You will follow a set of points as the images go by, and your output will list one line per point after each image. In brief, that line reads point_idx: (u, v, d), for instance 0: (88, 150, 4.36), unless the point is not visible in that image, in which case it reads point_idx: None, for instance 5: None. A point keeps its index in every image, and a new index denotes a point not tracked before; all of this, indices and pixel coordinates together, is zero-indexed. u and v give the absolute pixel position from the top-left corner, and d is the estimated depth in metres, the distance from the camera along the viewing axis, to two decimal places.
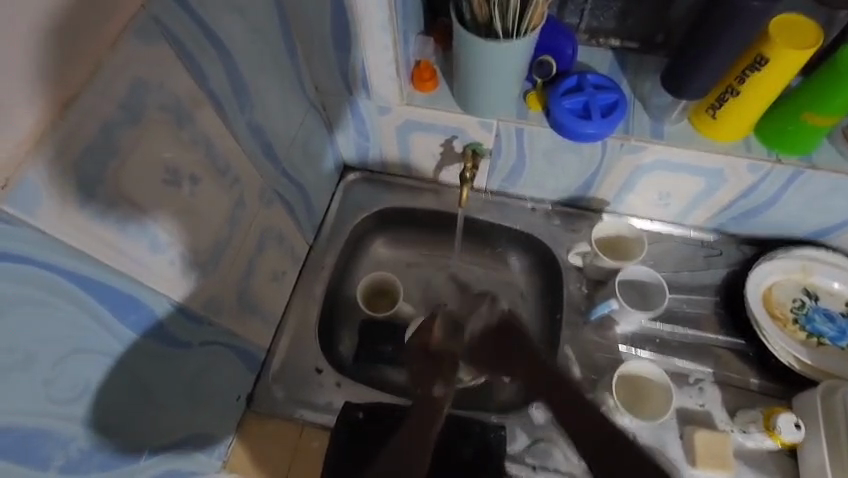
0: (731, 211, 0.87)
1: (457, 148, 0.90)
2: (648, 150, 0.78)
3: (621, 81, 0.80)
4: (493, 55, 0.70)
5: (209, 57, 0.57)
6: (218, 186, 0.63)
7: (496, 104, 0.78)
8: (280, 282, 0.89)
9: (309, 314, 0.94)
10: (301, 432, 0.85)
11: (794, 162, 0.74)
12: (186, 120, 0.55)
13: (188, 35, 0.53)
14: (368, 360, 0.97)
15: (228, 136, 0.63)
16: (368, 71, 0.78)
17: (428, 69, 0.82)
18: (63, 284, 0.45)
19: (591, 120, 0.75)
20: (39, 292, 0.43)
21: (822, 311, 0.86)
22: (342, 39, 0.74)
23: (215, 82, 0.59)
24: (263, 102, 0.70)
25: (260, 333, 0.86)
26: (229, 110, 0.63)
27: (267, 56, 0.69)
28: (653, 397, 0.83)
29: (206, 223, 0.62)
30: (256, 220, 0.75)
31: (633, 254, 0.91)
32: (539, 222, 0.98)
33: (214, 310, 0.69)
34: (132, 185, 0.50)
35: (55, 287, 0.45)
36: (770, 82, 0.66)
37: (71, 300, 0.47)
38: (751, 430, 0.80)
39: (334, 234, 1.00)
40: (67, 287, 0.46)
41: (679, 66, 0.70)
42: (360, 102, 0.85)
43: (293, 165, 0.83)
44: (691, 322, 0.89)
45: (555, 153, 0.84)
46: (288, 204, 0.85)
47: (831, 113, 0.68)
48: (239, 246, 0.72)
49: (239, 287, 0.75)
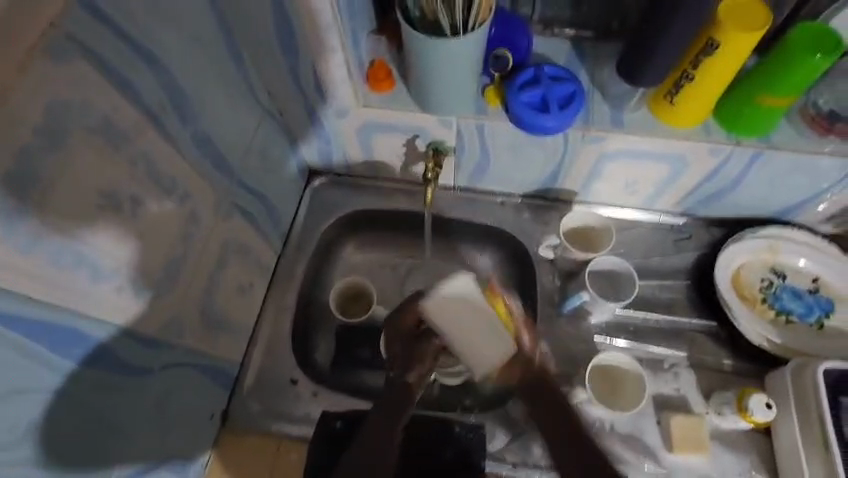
0: (697, 195, 0.87)
1: (420, 147, 0.88)
2: (609, 139, 0.77)
3: (579, 71, 0.79)
4: (443, 53, 0.68)
5: (141, 74, 0.54)
6: (166, 205, 0.61)
7: (454, 101, 0.77)
8: (247, 295, 0.87)
9: (281, 324, 0.92)
10: (278, 445, 0.83)
11: (753, 144, 0.74)
12: (121, 140, 0.53)
13: (114, 53, 0.50)
14: (346, 366, 0.95)
15: (172, 152, 0.61)
16: (319, 75, 0.76)
17: (382, 69, 0.80)
18: None
19: (549, 113, 0.74)
20: None
21: (790, 289, 0.86)
22: (290, 43, 0.72)
23: (152, 98, 0.56)
24: (210, 114, 0.67)
25: (230, 348, 0.84)
26: (172, 126, 0.60)
27: (210, 66, 0.66)
28: (624, 385, 0.83)
29: (155, 245, 0.60)
30: (214, 236, 0.73)
31: (602, 243, 0.90)
32: (509, 216, 0.97)
33: (173, 332, 0.67)
34: (64, 214, 0.47)
35: None
36: (722, 66, 0.66)
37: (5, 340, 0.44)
38: (725, 412, 0.80)
39: (302, 241, 0.98)
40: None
41: (634, 54, 0.69)
42: (316, 105, 0.83)
43: (251, 175, 0.81)
44: (664, 308, 0.89)
45: (518, 147, 0.83)
46: (249, 216, 0.83)
47: (785, 94, 0.68)
48: (196, 264, 0.70)
49: (201, 306, 0.73)
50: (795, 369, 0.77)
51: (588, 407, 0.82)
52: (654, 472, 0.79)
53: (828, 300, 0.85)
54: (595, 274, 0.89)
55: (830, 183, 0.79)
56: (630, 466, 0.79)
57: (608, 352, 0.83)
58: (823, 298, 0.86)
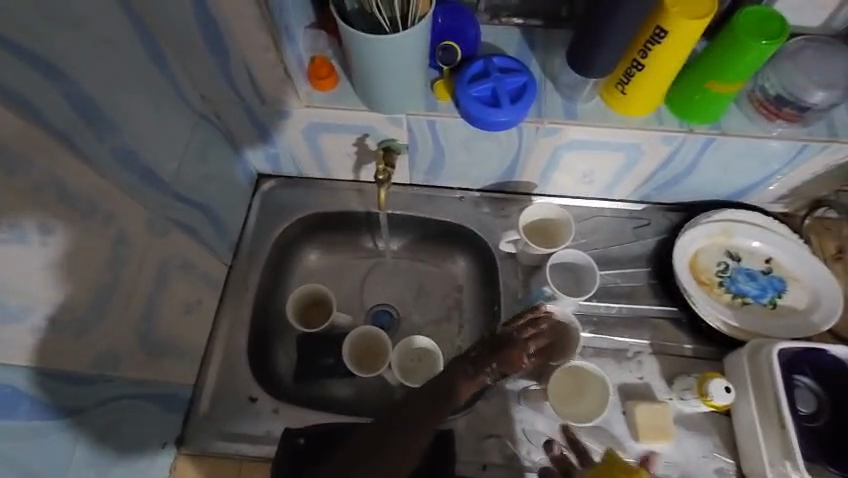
0: (654, 182, 0.87)
1: (371, 146, 0.84)
2: (563, 132, 0.75)
3: (530, 61, 0.76)
4: (385, 49, 0.64)
5: (39, 88, 0.47)
6: (86, 231, 0.55)
7: (402, 99, 0.73)
8: (195, 312, 0.82)
9: (236, 339, 0.88)
10: (239, 470, 0.80)
11: (705, 131, 0.73)
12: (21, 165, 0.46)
13: (3, 66, 0.43)
14: (307, 377, 0.92)
15: (88, 172, 0.55)
16: (255, 75, 0.70)
17: (324, 66, 0.74)
18: None
19: (501, 107, 0.71)
20: None
21: (744, 271, 0.87)
22: (216, 42, 0.66)
23: (55, 113, 0.50)
24: (130, 125, 0.61)
25: (180, 371, 0.79)
26: (85, 143, 0.54)
27: (126, 72, 0.59)
28: (590, 388, 0.82)
29: (75, 275, 0.54)
30: (150, 255, 0.67)
31: (561, 235, 0.89)
32: (468, 211, 0.94)
33: (106, 365, 0.61)
34: None
35: None
36: (672, 54, 0.64)
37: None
38: (687, 397, 0.81)
39: (254, 249, 0.93)
40: None
41: (582, 44, 0.67)
42: (256, 107, 0.77)
43: (188, 186, 0.75)
44: (625, 296, 0.90)
45: (472, 142, 0.80)
46: (190, 229, 0.77)
47: (733, 80, 0.67)
48: (130, 289, 0.64)
49: (141, 332, 0.67)
50: (751, 352, 0.78)
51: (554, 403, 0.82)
52: None
53: (781, 280, 0.86)
54: (556, 266, 0.89)
55: (780, 164, 0.79)
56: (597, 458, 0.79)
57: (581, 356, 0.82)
58: (776, 278, 0.87)
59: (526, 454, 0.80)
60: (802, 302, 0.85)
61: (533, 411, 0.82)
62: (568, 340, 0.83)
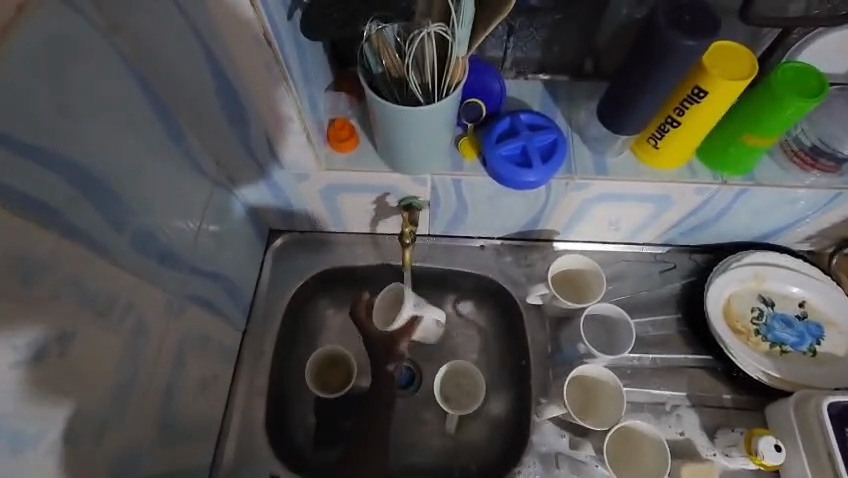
0: (680, 228, 0.85)
1: (392, 203, 0.81)
2: (593, 186, 0.73)
3: (555, 115, 0.74)
4: (415, 117, 0.61)
5: (51, 183, 0.43)
6: (103, 330, 0.51)
7: (428, 160, 0.70)
8: (212, 388, 0.77)
9: (254, 411, 0.83)
10: None
11: (739, 182, 0.72)
12: (37, 273, 0.42)
13: (13, 171, 0.39)
14: (329, 442, 0.87)
15: (105, 266, 0.51)
16: (275, 142, 0.67)
17: (344, 127, 0.72)
18: None
19: (532, 167, 0.68)
20: None
21: (780, 318, 0.85)
22: (236, 113, 0.63)
23: (73, 212, 0.46)
24: (148, 207, 0.57)
25: (197, 455, 0.73)
26: (102, 236, 0.50)
27: (144, 151, 0.56)
28: (643, 451, 0.77)
29: (91, 380, 0.50)
30: (166, 338, 0.63)
31: (593, 291, 0.85)
32: (491, 262, 0.91)
33: (126, 469, 0.56)
34: None
35: None
36: (709, 113, 0.62)
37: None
38: (733, 454, 0.78)
39: (269, 311, 0.89)
40: None
41: (616, 102, 0.65)
42: (272, 171, 0.74)
43: (205, 257, 0.71)
44: (658, 345, 0.87)
45: (497, 197, 0.78)
46: (206, 301, 0.73)
47: (770, 134, 0.65)
48: (146, 380, 0.59)
49: (156, 424, 0.62)
50: (798, 401, 0.76)
51: (597, 465, 0.79)
52: None
53: (817, 325, 0.84)
54: (588, 316, 0.86)
55: (812, 210, 0.78)
56: None
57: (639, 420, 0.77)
58: (812, 323, 0.84)
59: None
60: (841, 348, 0.83)
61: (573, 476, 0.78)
62: (605, 400, 0.79)
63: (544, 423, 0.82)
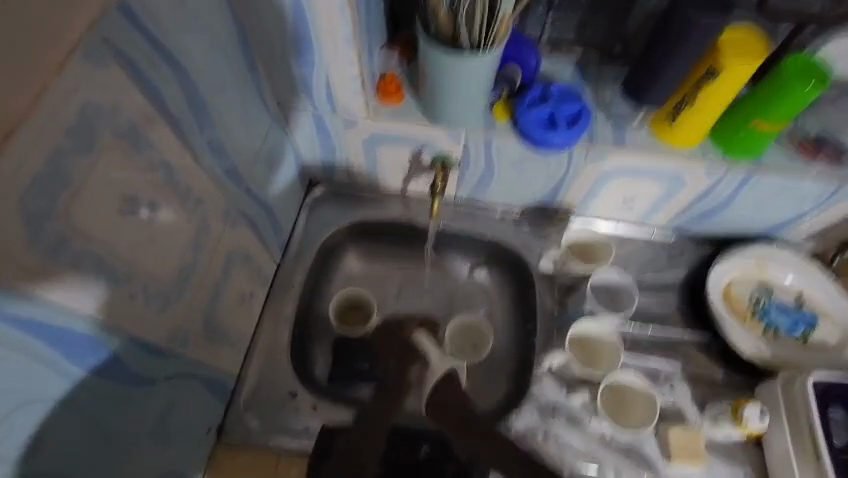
0: (690, 213, 0.90)
1: (426, 160, 0.89)
2: (612, 158, 0.80)
3: (583, 90, 0.82)
4: (459, 69, 0.70)
5: (161, 73, 0.53)
6: (178, 210, 0.60)
7: (464, 116, 0.79)
8: (247, 305, 0.85)
9: (280, 335, 0.90)
10: (277, 461, 0.80)
11: (746, 167, 0.78)
12: (142, 143, 0.52)
13: (140, 54, 0.49)
14: (341, 378, 0.91)
15: (187, 158, 0.60)
16: (332, 85, 0.76)
17: (393, 82, 0.81)
18: (20, 335, 0.42)
19: (557, 130, 0.76)
20: None
21: (776, 304, 0.90)
22: (304, 52, 0.72)
23: (172, 101, 0.55)
24: (222, 120, 0.67)
25: (230, 360, 0.81)
26: (189, 130, 0.60)
27: (225, 70, 0.65)
28: (634, 404, 0.84)
29: (167, 251, 0.58)
30: (221, 243, 0.71)
31: (600, 258, 0.94)
32: (509, 229, 0.98)
33: (180, 342, 0.64)
34: (85, 218, 0.46)
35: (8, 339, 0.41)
36: (721, 93, 0.70)
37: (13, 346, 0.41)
38: (720, 422, 0.82)
39: (302, 251, 0.97)
40: (22, 338, 0.42)
41: (639, 78, 0.73)
42: (324, 115, 0.83)
43: (257, 183, 0.80)
44: (658, 321, 0.92)
45: (522, 162, 0.85)
46: (253, 223, 0.81)
47: (778, 119, 0.72)
48: (203, 270, 0.68)
49: (205, 315, 0.70)
50: (786, 380, 0.80)
51: (590, 419, 0.84)
52: None
53: (812, 315, 0.89)
54: (595, 287, 0.92)
55: (813, 204, 0.83)
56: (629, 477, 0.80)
57: (624, 371, 0.85)
58: (807, 313, 0.89)
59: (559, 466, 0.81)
60: (833, 338, 0.88)
61: (568, 426, 0.84)
62: (603, 354, 0.88)
63: (544, 377, 0.87)
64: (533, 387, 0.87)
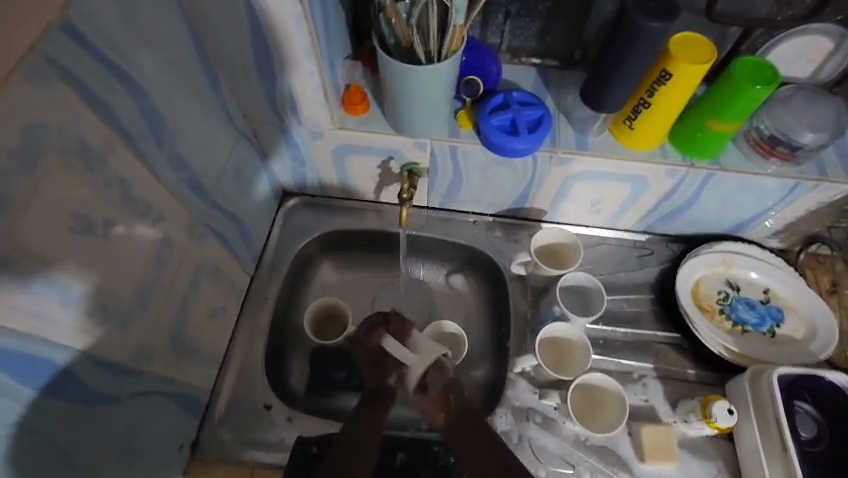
0: (657, 213, 0.92)
1: (395, 168, 0.90)
2: (576, 161, 0.81)
3: (545, 96, 0.83)
4: (418, 78, 0.71)
5: (112, 89, 0.53)
6: (137, 226, 0.60)
7: (429, 124, 0.79)
8: (219, 318, 0.85)
9: (254, 347, 0.90)
10: (252, 474, 0.80)
11: (705, 166, 0.80)
12: (95, 162, 0.52)
13: (88, 71, 0.49)
14: (323, 390, 0.94)
15: (144, 173, 0.60)
16: (296, 97, 0.77)
17: (357, 93, 0.81)
18: None
19: (519, 136, 0.77)
20: None
21: (743, 300, 0.92)
22: (265, 66, 0.72)
23: (126, 117, 0.56)
24: (182, 135, 0.67)
25: (202, 374, 0.81)
26: (146, 146, 0.60)
27: (183, 85, 0.66)
28: (605, 403, 0.84)
29: (125, 266, 0.58)
30: (186, 258, 0.71)
31: (569, 262, 0.93)
32: (481, 234, 0.99)
33: (143, 358, 0.64)
34: (35, 238, 0.46)
35: None
36: (675, 95, 0.71)
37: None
38: (691, 419, 0.83)
39: (276, 262, 0.97)
40: None
41: (595, 82, 0.74)
42: (291, 127, 0.84)
43: (225, 196, 0.80)
44: (631, 321, 0.93)
45: (489, 168, 0.86)
46: (222, 236, 0.82)
47: (731, 120, 0.73)
48: (167, 285, 0.68)
49: (171, 329, 0.70)
50: (753, 376, 0.81)
51: (564, 421, 0.84)
52: None
53: (778, 309, 0.91)
54: (564, 289, 0.92)
55: (774, 201, 0.85)
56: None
57: (593, 372, 0.84)
58: (774, 307, 0.91)
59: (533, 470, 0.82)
60: (800, 332, 0.89)
61: (543, 430, 0.84)
62: (575, 357, 0.87)
63: (519, 380, 0.88)
64: (507, 390, 0.87)
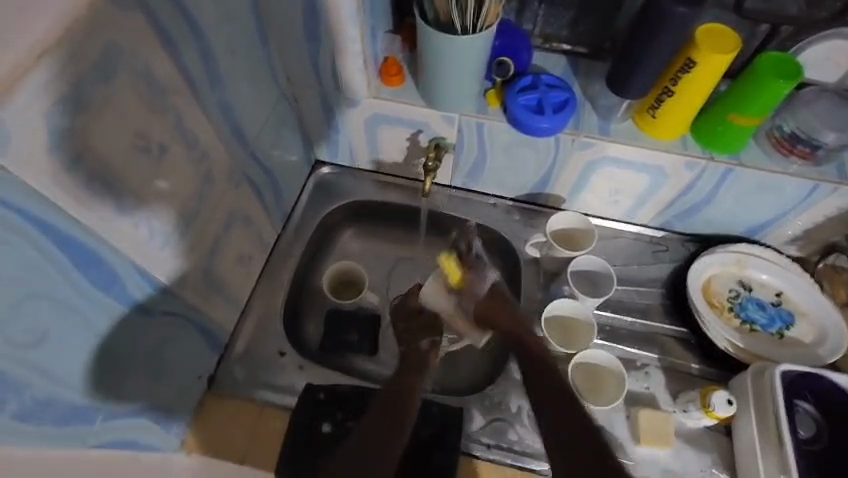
0: (675, 208, 0.94)
1: (423, 142, 0.94)
2: (596, 146, 0.84)
3: (572, 82, 0.87)
4: (452, 50, 0.75)
5: (179, 27, 0.59)
6: (185, 157, 0.66)
7: (460, 99, 0.84)
8: (245, 266, 0.91)
9: (274, 299, 0.95)
10: (260, 412, 0.84)
11: (725, 160, 0.81)
12: (158, 89, 0.58)
13: (162, 5, 0.56)
14: (335, 349, 0.97)
15: (197, 109, 0.66)
16: (337, 63, 0.82)
17: (394, 65, 0.86)
18: (41, 238, 0.48)
19: (543, 115, 0.81)
20: (18, 239, 0.45)
21: (755, 301, 0.92)
22: (314, 30, 0.78)
23: (187, 55, 0.62)
24: (233, 84, 0.73)
25: (225, 314, 0.87)
26: (201, 87, 0.66)
27: (237, 36, 0.72)
28: (606, 383, 0.85)
29: (172, 191, 0.64)
30: (223, 199, 0.77)
31: (582, 245, 0.96)
32: (500, 216, 1.02)
33: (177, 282, 0.70)
34: (104, 147, 0.52)
35: (31, 238, 0.47)
36: (698, 85, 0.74)
37: (28, 240, 0.46)
38: (690, 409, 0.84)
39: (302, 224, 1.03)
40: (43, 241, 0.48)
41: (621, 69, 0.77)
42: (329, 93, 0.89)
43: (263, 150, 0.86)
44: (639, 312, 0.95)
45: (512, 147, 0.90)
46: (256, 188, 0.88)
47: (753, 114, 0.75)
48: (205, 219, 0.74)
49: (204, 262, 0.76)
50: (756, 372, 0.82)
51: None
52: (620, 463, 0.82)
53: (789, 313, 0.91)
54: (575, 272, 0.94)
55: (793, 203, 0.86)
56: None
57: (597, 351, 0.87)
58: (785, 311, 0.91)
59: (530, 442, 0.84)
60: (809, 336, 0.89)
61: None
62: (582, 337, 0.89)
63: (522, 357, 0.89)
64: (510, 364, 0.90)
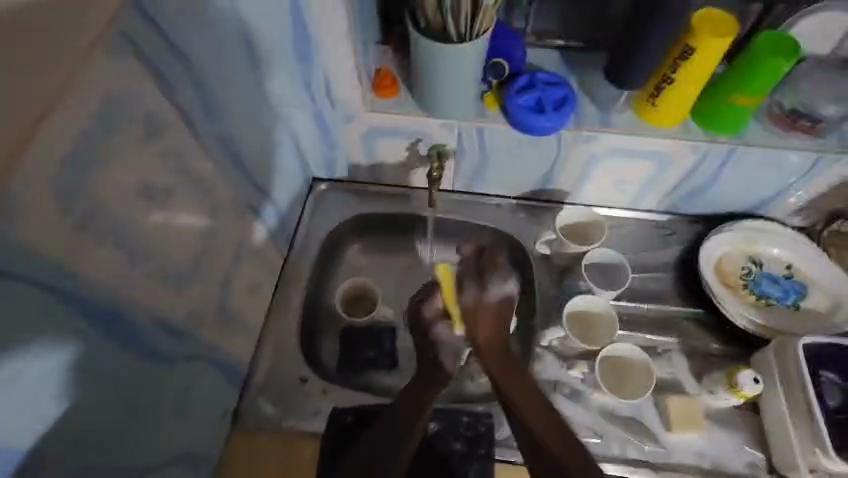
0: (679, 192, 0.94)
1: (423, 151, 0.93)
2: (599, 139, 0.84)
3: (568, 77, 0.86)
4: (449, 59, 0.74)
5: (173, 67, 0.58)
6: (190, 196, 0.64)
7: (455, 106, 0.83)
8: (257, 295, 0.89)
9: (288, 325, 0.94)
10: (292, 442, 0.83)
11: (727, 141, 0.82)
12: (158, 133, 0.56)
13: (153, 47, 0.54)
14: (353, 368, 0.96)
15: (197, 146, 0.64)
16: (330, 80, 0.80)
17: (388, 77, 0.86)
18: (64, 309, 0.46)
19: (544, 114, 0.80)
20: (39, 311, 0.44)
21: (767, 275, 0.93)
22: (304, 50, 0.76)
23: (182, 93, 0.60)
24: (229, 115, 0.71)
25: (241, 348, 0.85)
26: (198, 122, 0.64)
27: (230, 67, 0.70)
28: (632, 373, 0.87)
29: (180, 234, 0.63)
30: (230, 232, 0.75)
31: (594, 237, 0.96)
32: (505, 216, 1.01)
33: (194, 324, 0.68)
34: (110, 200, 0.50)
35: (53, 308, 0.45)
36: (698, 69, 0.74)
37: (48, 308, 0.44)
38: (717, 390, 0.85)
39: (306, 245, 1.01)
40: (66, 310, 0.46)
41: (620, 60, 0.78)
42: (324, 111, 0.87)
43: (263, 176, 0.84)
44: (654, 298, 0.95)
45: (514, 148, 0.89)
46: (260, 216, 0.86)
47: (754, 93, 0.76)
48: (214, 255, 0.72)
49: (217, 299, 0.74)
50: (779, 348, 0.82)
51: (591, 392, 0.86)
52: (654, 452, 0.82)
53: (801, 284, 0.93)
54: (590, 266, 0.95)
55: (796, 177, 0.86)
56: (633, 447, 0.83)
57: (620, 343, 0.88)
58: (797, 282, 0.93)
59: None
60: (824, 305, 0.91)
61: (573, 402, 0.86)
62: (604, 330, 0.90)
63: (544, 356, 0.89)
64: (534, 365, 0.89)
